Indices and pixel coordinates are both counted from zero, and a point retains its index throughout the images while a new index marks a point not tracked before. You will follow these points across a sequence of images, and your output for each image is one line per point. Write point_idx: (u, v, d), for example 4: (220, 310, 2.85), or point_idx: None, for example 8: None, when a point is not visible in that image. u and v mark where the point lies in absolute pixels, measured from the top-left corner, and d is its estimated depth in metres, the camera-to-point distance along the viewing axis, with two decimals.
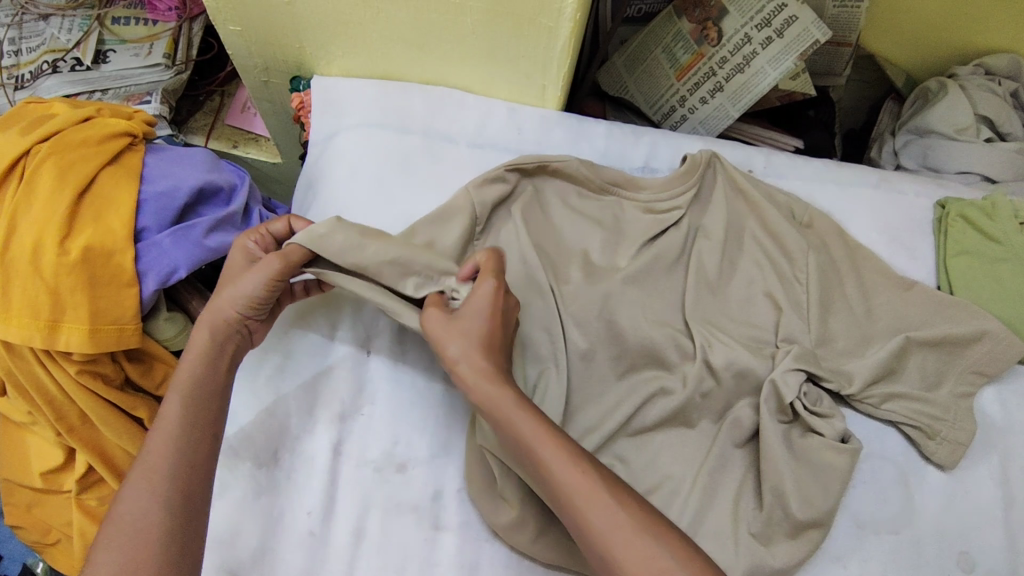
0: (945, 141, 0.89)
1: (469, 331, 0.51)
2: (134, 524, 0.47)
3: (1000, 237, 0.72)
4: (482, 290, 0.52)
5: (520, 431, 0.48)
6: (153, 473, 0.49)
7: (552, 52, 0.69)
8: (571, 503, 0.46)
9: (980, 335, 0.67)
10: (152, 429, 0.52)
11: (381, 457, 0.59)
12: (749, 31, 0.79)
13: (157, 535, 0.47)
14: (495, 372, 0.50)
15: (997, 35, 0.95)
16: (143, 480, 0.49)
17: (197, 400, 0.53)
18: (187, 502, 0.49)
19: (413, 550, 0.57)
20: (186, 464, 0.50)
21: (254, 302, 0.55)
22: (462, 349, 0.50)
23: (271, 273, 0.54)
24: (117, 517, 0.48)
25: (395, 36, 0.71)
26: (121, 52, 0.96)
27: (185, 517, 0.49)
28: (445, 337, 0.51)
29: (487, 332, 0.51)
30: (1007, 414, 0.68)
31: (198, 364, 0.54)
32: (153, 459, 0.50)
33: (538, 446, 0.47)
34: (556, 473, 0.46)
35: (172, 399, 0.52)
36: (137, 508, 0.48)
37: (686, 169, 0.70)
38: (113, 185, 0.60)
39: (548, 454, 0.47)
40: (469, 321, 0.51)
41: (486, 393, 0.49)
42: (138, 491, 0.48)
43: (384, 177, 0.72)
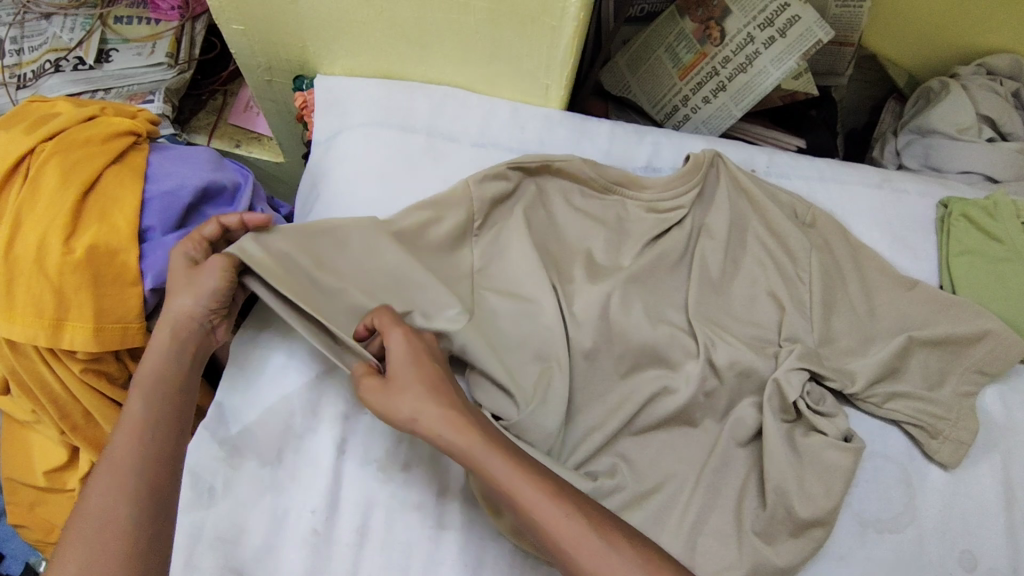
0: (947, 141, 0.89)
1: (407, 385, 0.50)
2: (99, 518, 0.52)
3: (1003, 237, 0.72)
4: (394, 341, 0.52)
5: (504, 482, 0.47)
6: (119, 468, 0.54)
7: (555, 52, 0.69)
8: (560, 547, 0.46)
9: (982, 335, 0.67)
10: (116, 425, 0.56)
11: (385, 456, 0.60)
12: (752, 30, 0.79)
13: (121, 527, 0.52)
14: (457, 420, 0.49)
15: (999, 35, 0.95)
16: (110, 474, 0.54)
17: (160, 398, 0.57)
18: (149, 494, 0.54)
19: (417, 548, 0.57)
20: (148, 461, 0.55)
21: (214, 297, 0.57)
22: (409, 412, 0.49)
23: (221, 270, 0.55)
24: (84, 512, 0.53)
25: (399, 35, 0.71)
26: (124, 51, 0.96)
27: (148, 509, 0.54)
28: (392, 404, 0.49)
29: (427, 378, 0.50)
30: (1010, 414, 0.68)
31: (159, 364, 0.57)
32: (118, 457, 0.55)
33: (521, 491, 0.47)
34: (545, 521, 0.46)
35: (136, 399, 0.57)
36: (102, 503, 0.53)
37: (689, 168, 0.70)
38: (117, 183, 0.60)
39: (531, 498, 0.47)
40: (400, 375, 0.50)
41: (456, 443, 0.48)
42: (105, 486, 0.54)
43: (387, 176, 0.72)
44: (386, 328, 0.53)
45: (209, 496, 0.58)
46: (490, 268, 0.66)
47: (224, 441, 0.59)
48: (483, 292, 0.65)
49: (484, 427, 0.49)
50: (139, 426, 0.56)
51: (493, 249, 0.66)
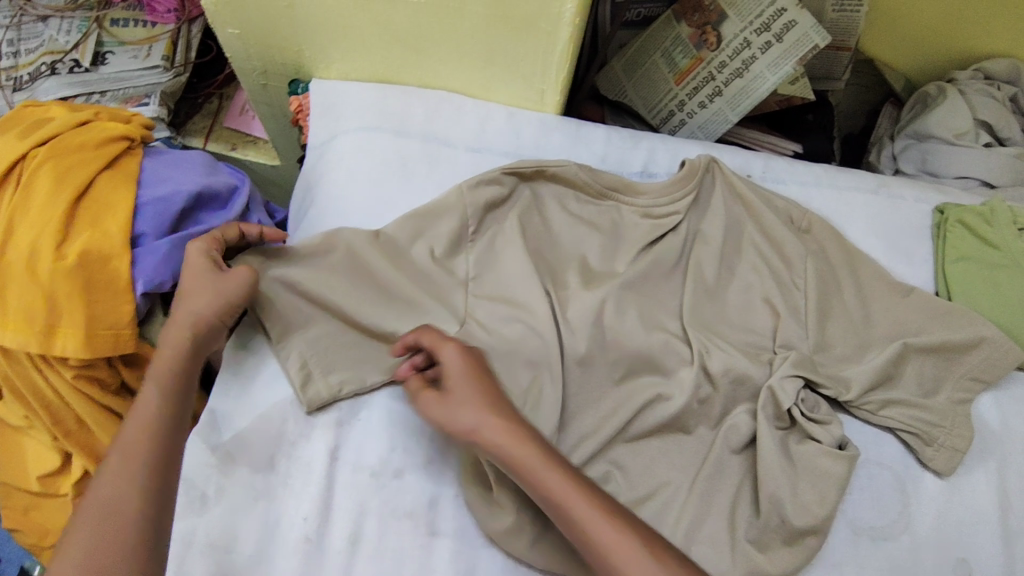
0: (946, 146, 0.89)
1: (463, 400, 0.54)
2: (104, 513, 0.49)
3: (1000, 244, 0.72)
4: (448, 356, 0.56)
5: (556, 492, 0.49)
6: (129, 458, 0.51)
7: (550, 57, 0.69)
8: (609, 562, 0.47)
9: (977, 342, 0.67)
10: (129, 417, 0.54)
11: (378, 463, 0.60)
12: (748, 35, 0.79)
13: (126, 524, 0.49)
14: (515, 431, 0.52)
15: (997, 39, 0.95)
16: (120, 464, 0.51)
17: (174, 389, 0.55)
18: (155, 490, 0.51)
19: (410, 555, 0.57)
20: (157, 456, 0.52)
21: (234, 299, 0.57)
22: (467, 422, 0.53)
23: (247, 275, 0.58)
24: (89, 505, 0.50)
25: (394, 40, 0.71)
26: (120, 54, 0.96)
27: (154, 505, 0.50)
28: (452, 414, 0.53)
29: (480, 392, 0.54)
30: (1005, 421, 0.68)
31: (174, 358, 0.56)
32: (127, 449, 0.52)
33: (573, 503, 0.49)
34: (596, 535, 0.48)
35: (150, 391, 0.54)
36: (107, 496, 0.50)
37: (684, 174, 0.70)
38: (109, 189, 0.59)
39: (584, 511, 0.49)
40: (456, 390, 0.54)
41: (511, 455, 0.51)
42: (113, 477, 0.50)
43: (382, 181, 0.72)
44: (437, 345, 0.57)
45: (201, 503, 0.58)
46: (484, 275, 0.66)
47: (216, 448, 0.59)
48: (477, 299, 0.65)
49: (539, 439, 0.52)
50: (151, 418, 0.53)
51: (487, 254, 0.66)
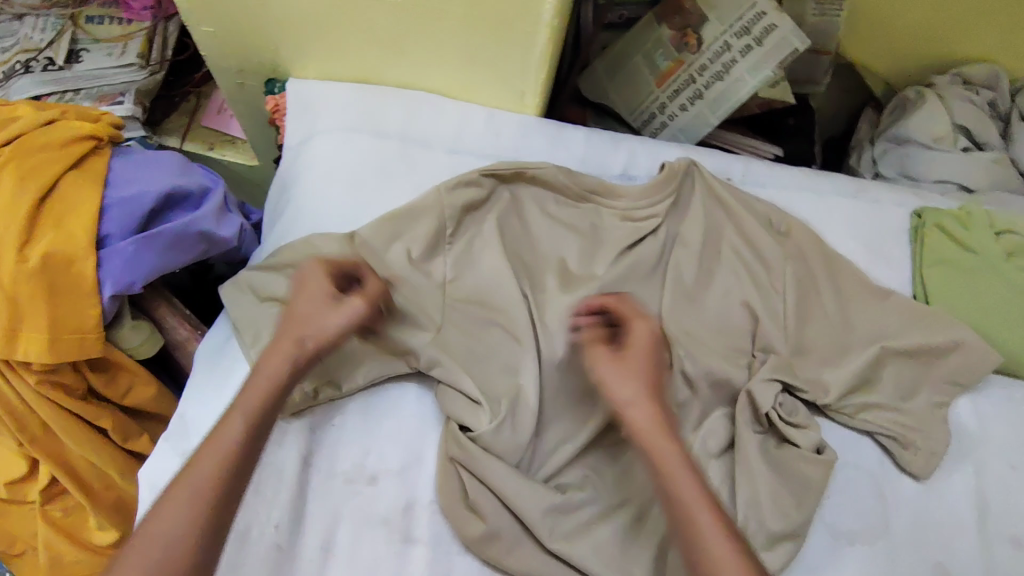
0: (922, 149, 0.90)
1: (631, 372, 0.55)
2: (166, 545, 0.45)
3: (975, 247, 0.73)
4: (639, 333, 0.57)
5: (678, 483, 0.50)
6: (198, 494, 0.47)
7: (530, 57, 0.68)
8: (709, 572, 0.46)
9: (955, 345, 0.67)
10: (206, 442, 0.50)
11: (352, 468, 0.59)
12: (728, 39, 0.79)
13: (186, 561, 0.45)
14: (664, 423, 0.53)
15: (973, 47, 0.97)
16: (186, 498, 0.46)
17: (259, 423, 0.51)
18: (217, 528, 0.47)
19: (384, 563, 0.56)
20: (228, 489, 0.48)
21: (333, 334, 0.56)
22: (626, 391, 0.54)
23: (358, 306, 0.57)
24: (148, 534, 0.45)
25: (371, 40, 0.70)
26: (95, 52, 0.94)
27: (212, 543, 0.46)
28: (620, 376, 0.55)
29: (650, 373, 0.56)
30: (982, 424, 0.68)
31: (265, 389, 0.53)
32: (200, 477, 0.47)
33: (697, 510, 0.48)
34: (702, 537, 0.47)
35: (233, 418, 0.51)
36: (171, 526, 0.45)
37: (663, 177, 0.70)
38: (76, 189, 0.58)
39: (704, 518, 0.48)
40: (632, 360, 0.56)
41: (654, 438, 0.52)
42: (177, 512, 0.46)
43: (360, 183, 0.71)
44: (632, 317, 0.59)
45: None
46: (461, 278, 0.65)
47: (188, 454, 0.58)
48: (453, 303, 0.64)
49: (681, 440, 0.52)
50: (231, 447, 0.49)
51: (465, 257, 0.66)
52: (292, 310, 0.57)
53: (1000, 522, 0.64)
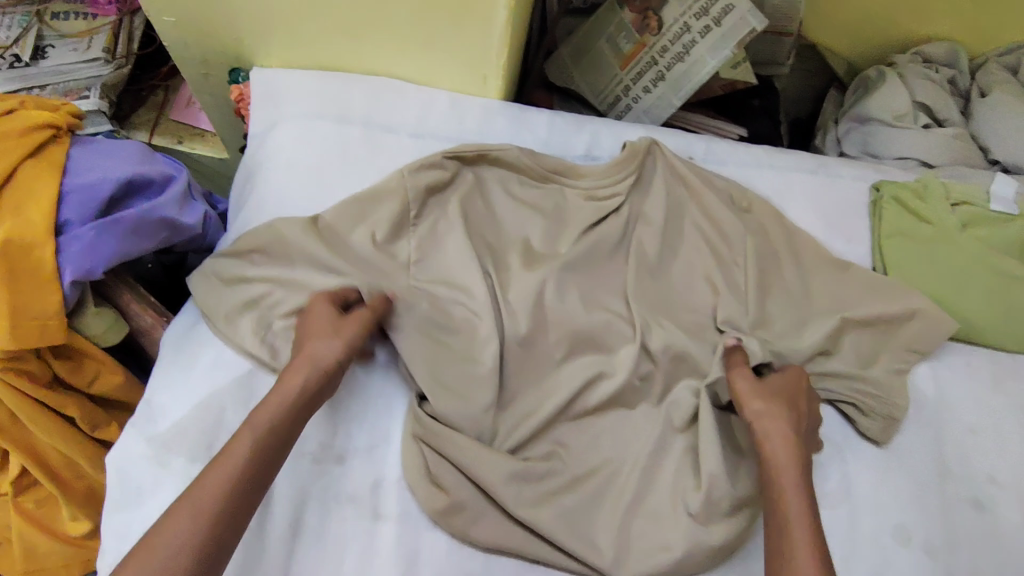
0: (884, 127, 0.91)
1: (768, 397, 0.58)
2: (166, 560, 0.43)
3: (934, 219, 0.75)
4: (790, 376, 0.61)
5: (781, 486, 0.53)
6: (202, 514, 0.45)
7: (490, 40, 0.69)
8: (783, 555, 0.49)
9: (911, 314, 0.69)
10: (215, 458, 0.49)
11: (319, 449, 0.59)
12: (688, 20, 0.79)
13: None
14: (792, 440, 0.55)
15: (929, 27, 1.00)
16: (188, 518, 0.45)
17: (268, 444, 0.50)
18: (216, 549, 0.45)
19: (353, 540, 0.57)
20: (235, 507, 0.47)
21: (347, 349, 0.57)
22: (758, 409, 0.57)
23: (364, 322, 0.58)
24: (149, 546, 0.44)
25: (332, 27, 0.71)
26: (61, 47, 0.93)
27: (211, 565, 0.45)
28: (757, 397, 0.58)
29: (792, 406, 0.58)
30: (940, 390, 0.70)
31: (279, 409, 0.52)
32: (206, 492, 0.46)
33: (789, 505, 0.51)
34: (790, 526, 0.50)
35: (245, 435, 0.50)
36: (174, 541, 0.44)
37: (625, 156, 0.71)
38: (34, 176, 0.58)
39: (793, 513, 0.51)
40: (772, 389, 0.59)
41: (775, 448, 0.55)
42: (180, 531, 0.44)
43: (323, 168, 0.71)
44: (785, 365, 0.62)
45: (138, 495, 0.56)
46: (426, 259, 0.65)
47: (154, 438, 0.58)
48: (417, 283, 0.64)
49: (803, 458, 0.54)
50: (241, 464, 0.48)
51: (430, 237, 0.66)
52: (300, 337, 0.58)
53: (959, 484, 0.66)
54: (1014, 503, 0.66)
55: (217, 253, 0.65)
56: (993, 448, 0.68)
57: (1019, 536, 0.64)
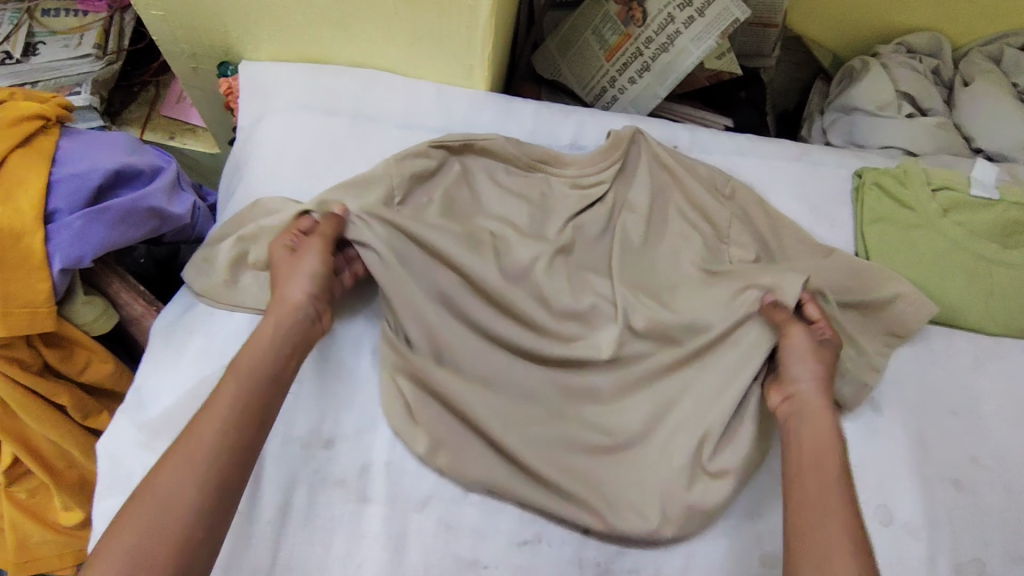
0: (867, 117, 0.92)
1: (816, 361, 0.60)
2: (164, 498, 0.45)
3: (914, 205, 0.76)
4: (833, 338, 0.62)
5: (815, 442, 0.55)
6: (195, 451, 0.47)
7: (474, 30, 0.70)
8: (818, 502, 0.51)
9: (893, 298, 0.70)
10: (203, 408, 0.51)
11: (308, 434, 0.60)
12: (672, 11, 0.80)
13: (185, 517, 0.45)
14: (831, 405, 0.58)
15: (913, 18, 1.01)
16: (182, 456, 0.47)
17: (253, 384, 0.52)
18: (219, 483, 0.47)
19: (342, 523, 0.57)
20: (229, 445, 0.49)
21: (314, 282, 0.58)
22: (802, 375, 0.59)
23: (318, 250, 0.60)
24: (146, 493, 0.46)
25: (318, 19, 0.72)
26: (51, 44, 0.94)
27: (214, 497, 0.47)
28: (807, 356, 0.60)
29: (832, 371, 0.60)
30: (922, 372, 0.71)
31: (258, 353, 0.54)
32: (198, 432, 0.48)
33: (827, 458, 0.54)
34: (824, 480, 0.52)
35: (228, 381, 0.52)
36: (169, 485, 0.46)
37: (610, 144, 0.72)
38: (22, 165, 0.58)
39: (828, 470, 0.53)
40: (823, 353, 0.60)
41: (818, 406, 0.57)
42: (176, 469, 0.47)
43: (310, 158, 0.72)
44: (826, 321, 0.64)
45: (128, 481, 0.57)
46: None
47: (144, 425, 0.59)
48: None
49: (839, 428, 0.56)
50: (228, 409, 0.50)
51: None
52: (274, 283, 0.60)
53: (941, 465, 0.66)
54: (995, 483, 0.66)
55: (207, 243, 0.67)
56: (972, 429, 0.69)
57: (999, 515, 0.65)
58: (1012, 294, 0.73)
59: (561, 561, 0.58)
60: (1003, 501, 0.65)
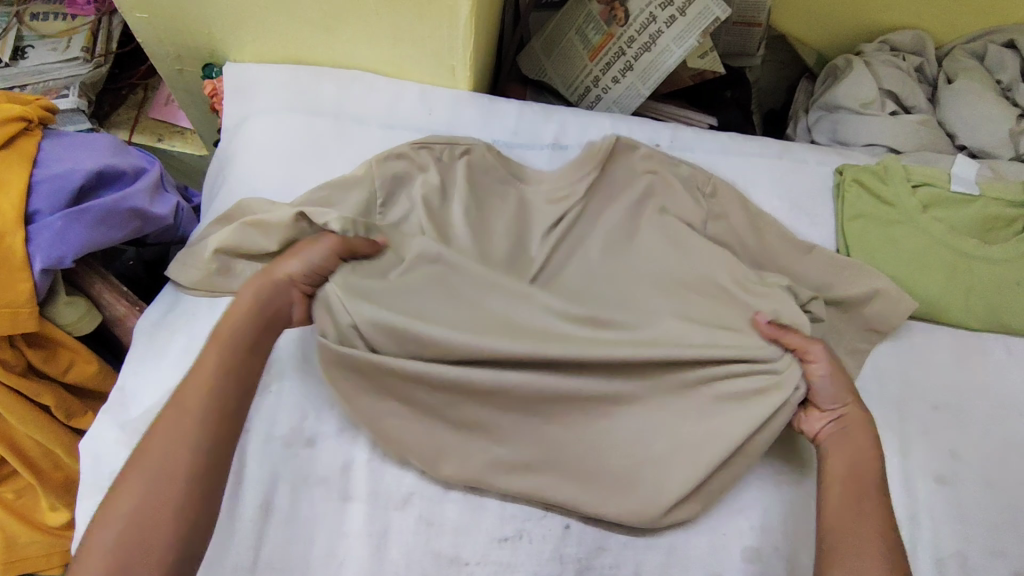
0: (852, 115, 0.92)
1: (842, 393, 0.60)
2: (162, 461, 0.48)
3: (894, 201, 0.76)
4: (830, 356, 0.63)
5: (853, 456, 0.57)
6: (185, 418, 0.50)
7: (456, 31, 0.70)
8: (852, 517, 0.53)
9: (872, 294, 0.70)
10: (186, 376, 0.53)
11: (289, 432, 0.60)
12: (653, 10, 0.80)
13: (184, 474, 0.48)
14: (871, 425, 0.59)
15: (896, 16, 1.01)
16: (175, 424, 0.50)
17: (234, 353, 0.54)
18: (212, 446, 0.50)
19: (323, 520, 0.58)
20: (215, 411, 0.51)
21: (309, 273, 0.60)
22: (844, 394, 0.60)
23: (329, 245, 0.61)
24: (144, 458, 0.48)
25: (301, 21, 0.72)
26: (40, 48, 0.94)
27: (210, 460, 0.49)
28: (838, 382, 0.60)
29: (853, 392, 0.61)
30: (903, 366, 0.71)
31: (245, 319, 0.56)
32: (188, 402, 0.51)
33: (865, 476, 0.56)
34: (860, 499, 0.54)
35: (212, 349, 0.54)
36: (163, 447, 0.49)
37: (586, 158, 0.71)
38: (3, 167, 0.59)
39: (867, 488, 0.55)
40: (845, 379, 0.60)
41: (860, 428, 0.59)
42: (170, 435, 0.49)
43: (293, 157, 0.72)
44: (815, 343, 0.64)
45: (111, 480, 0.57)
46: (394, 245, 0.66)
47: (127, 424, 0.59)
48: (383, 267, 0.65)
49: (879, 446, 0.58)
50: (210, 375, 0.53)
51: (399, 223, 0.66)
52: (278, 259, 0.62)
53: (922, 459, 0.67)
54: (976, 477, 0.67)
55: (192, 238, 0.67)
56: (954, 423, 0.69)
57: (981, 509, 0.65)
58: (991, 289, 0.74)
59: (542, 558, 0.58)
60: (984, 495, 0.66)
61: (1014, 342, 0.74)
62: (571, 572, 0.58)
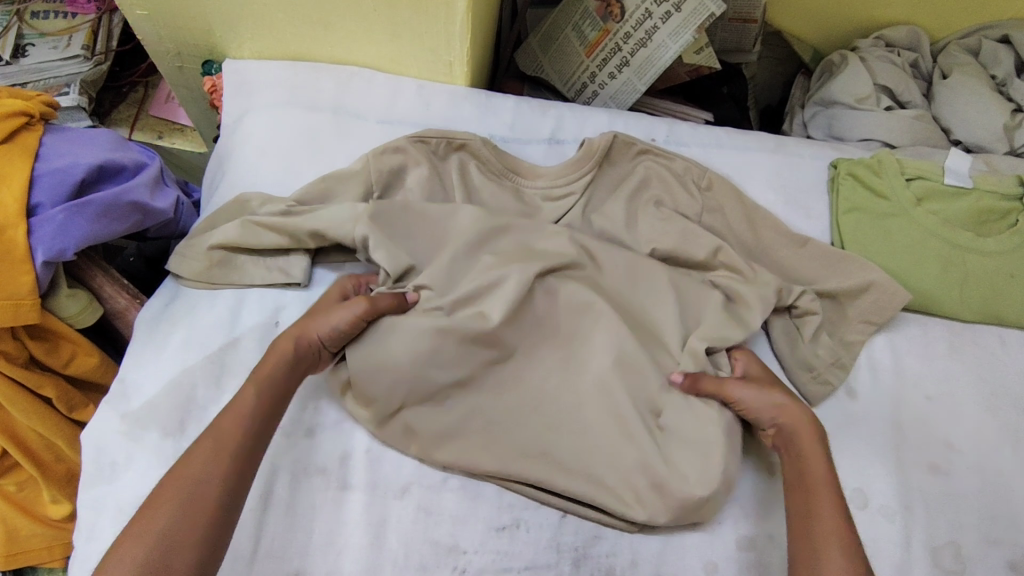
0: (847, 110, 0.93)
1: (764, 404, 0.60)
2: (193, 490, 0.49)
3: (887, 195, 0.77)
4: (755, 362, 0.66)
5: (806, 460, 0.57)
6: (221, 450, 0.51)
7: (453, 27, 0.70)
8: (809, 528, 0.54)
9: (867, 286, 0.70)
10: (224, 409, 0.54)
11: (289, 423, 0.61)
12: (649, 6, 0.81)
13: (213, 505, 0.49)
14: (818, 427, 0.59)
15: (892, 11, 1.02)
16: (211, 455, 0.51)
17: (270, 388, 0.56)
18: (240, 478, 0.51)
19: (322, 509, 0.58)
20: (247, 445, 0.52)
21: (334, 334, 0.60)
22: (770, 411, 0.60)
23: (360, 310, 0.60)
24: (174, 483, 0.49)
25: (300, 17, 0.73)
26: (41, 46, 0.94)
27: (236, 491, 0.50)
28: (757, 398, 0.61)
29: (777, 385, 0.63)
30: (897, 358, 0.72)
31: (276, 363, 0.57)
32: (226, 432, 0.52)
33: (818, 484, 0.56)
34: (816, 506, 0.54)
35: (251, 385, 0.56)
36: (193, 479, 0.49)
37: (580, 157, 0.71)
38: (5, 161, 0.60)
39: (819, 495, 0.55)
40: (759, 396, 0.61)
41: (804, 431, 0.59)
42: (204, 465, 0.50)
43: (292, 153, 0.73)
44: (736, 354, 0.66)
45: (111, 470, 0.58)
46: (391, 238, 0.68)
47: (127, 415, 0.60)
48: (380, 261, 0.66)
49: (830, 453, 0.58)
50: (248, 411, 0.54)
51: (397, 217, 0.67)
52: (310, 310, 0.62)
53: (917, 450, 0.67)
54: (971, 468, 0.67)
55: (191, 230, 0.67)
56: (947, 413, 0.70)
57: (973, 498, 0.66)
58: (984, 281, 0.74)
59: (540, 546, 0.59)
60: (977, 485, 0.66)
61: (1008, 334, 0.75)
62: (568, 561, 0.58)
